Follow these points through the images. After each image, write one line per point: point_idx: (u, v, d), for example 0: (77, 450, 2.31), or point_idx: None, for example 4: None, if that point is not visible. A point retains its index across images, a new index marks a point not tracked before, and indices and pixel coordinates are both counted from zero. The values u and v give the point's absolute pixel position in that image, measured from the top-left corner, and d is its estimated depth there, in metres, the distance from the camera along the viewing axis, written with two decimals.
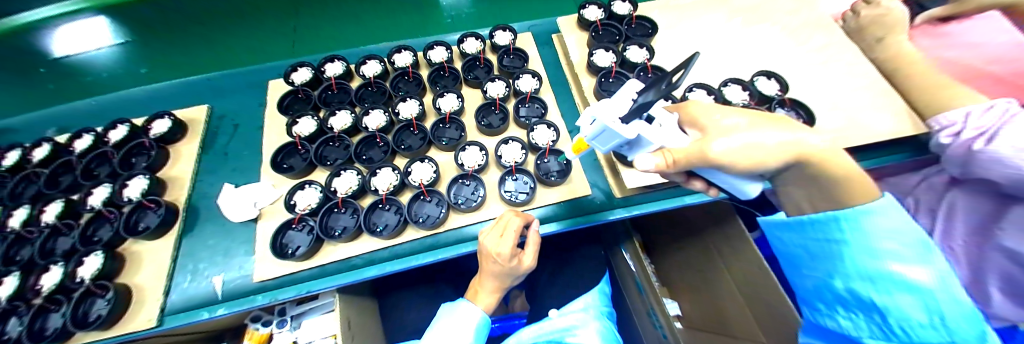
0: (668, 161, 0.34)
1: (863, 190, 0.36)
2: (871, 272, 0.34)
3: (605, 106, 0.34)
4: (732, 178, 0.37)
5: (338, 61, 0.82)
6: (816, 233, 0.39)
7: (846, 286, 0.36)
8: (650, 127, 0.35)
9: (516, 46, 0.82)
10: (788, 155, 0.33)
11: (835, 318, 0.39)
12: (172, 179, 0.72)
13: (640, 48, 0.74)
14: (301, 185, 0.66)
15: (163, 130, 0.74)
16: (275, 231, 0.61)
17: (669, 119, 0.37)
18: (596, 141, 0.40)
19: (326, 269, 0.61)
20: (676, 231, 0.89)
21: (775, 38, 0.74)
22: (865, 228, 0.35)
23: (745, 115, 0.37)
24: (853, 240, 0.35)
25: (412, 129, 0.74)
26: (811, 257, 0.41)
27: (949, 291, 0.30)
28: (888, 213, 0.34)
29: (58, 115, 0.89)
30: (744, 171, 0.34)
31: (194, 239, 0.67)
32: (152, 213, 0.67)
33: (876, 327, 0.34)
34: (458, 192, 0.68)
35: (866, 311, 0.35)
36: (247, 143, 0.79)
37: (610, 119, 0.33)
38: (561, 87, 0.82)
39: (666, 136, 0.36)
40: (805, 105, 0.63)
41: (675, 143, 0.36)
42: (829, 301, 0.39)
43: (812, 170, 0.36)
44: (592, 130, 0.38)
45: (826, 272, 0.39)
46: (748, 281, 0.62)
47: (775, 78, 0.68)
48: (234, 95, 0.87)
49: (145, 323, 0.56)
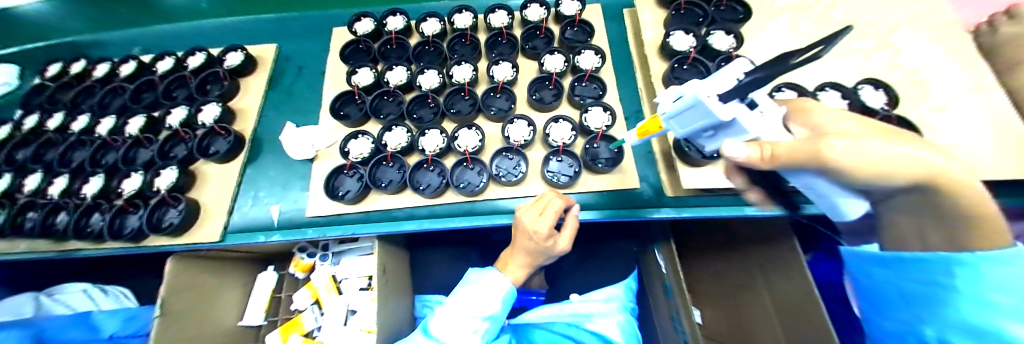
0: (764, 154, 0.29)
1: (990, 230, 0.30)
2: (971, 325, 0.29)
3: (700, 84, 0.31)
4: (827, 185, 0.33)
5: (399, 15, 0.81)
6: (917, 274, 0.34)
7: (938, 336, 0.31)
8: (749, 112, 0.30)
9: (582, 18, 0.77)
10: (913, 174, 0.29)
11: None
12: (240, 110, 0.77)
13: (726, 35, 0.66)
14: (354, 134, 0.67)
15: (236, 63, 0.79)
16: (329, 174, 0.64)
17: (774, 110, 0.32)
18: (674, 122, 0.37)
19: (369, 216, 0.64)
20: (719, 238, 0.83)
21: (896, 41, 0.63)
22: (982, 275, 0.29)
23: (870, 126, 0.32)
24: (959, 285, 0.30)
25: (463, 94, 0.73)
26: (900, 299, 0.36)
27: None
28: (1022, 264, 0.28)
29: (147, 37, 0.97)
30: (862, 182, 0.30)
31: (256, 169, 0.73)
32: (220, 140, 0.73)
33: None
34: (501, 164, 0.67)
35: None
36: (309, 85, 0.83)
37: (705, 94, 0.30)
38: (624, 70, 0.76)
39: (764, 127, 0.31)
40: (913, 125, 0.54)
41: (774, 137, 0.32)
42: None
43: (932, 197, 0.31)
44: (677, 107, 0.34)
45: (916, 318, 0.34)
46: (791, 305, 0.58)
47: (884, 89, 0.59)
48: (299, 38, 0.90)
49: (210, 237, 0.64)
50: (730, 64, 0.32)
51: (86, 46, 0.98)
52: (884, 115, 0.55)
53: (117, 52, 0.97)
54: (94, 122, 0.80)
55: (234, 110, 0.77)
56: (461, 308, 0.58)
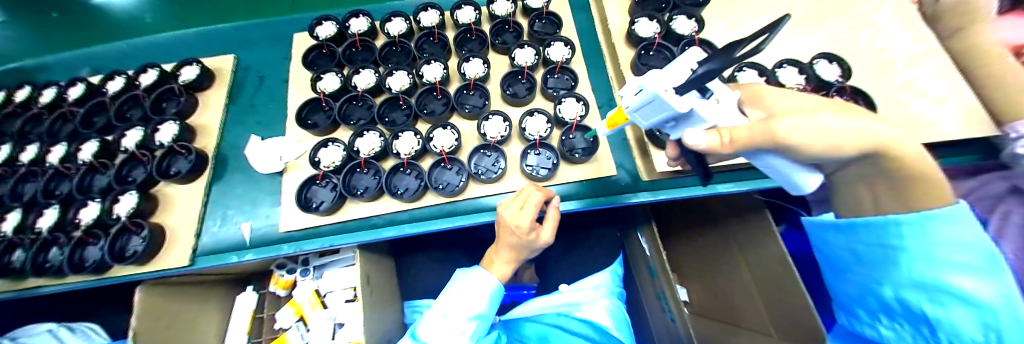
0: (725, 140, 0.31)
1: (931, 191, 0.33)
2: (925, 283, 0.32)
3: (655, 76, 0.34)
4: (784, 163, 0.34)
5: (363, 16, 0.78)
6: (869, 238, 0.37)
7: (895, 295, 0.35)
8: (704, 101, 0.33)
9: (550, 10, 0.76)
10: (863, 143, 0.30)
11: (877, 326, 0.39)
12: (200, 127, 0.73)
13: (688, 19, 0.68)
14: (324, 143, 0.65)
15: (191, 77, 0.74)
16: (300, 186, 0.62)
17: (728, 96, 0.35)
18: (639, 114, 0.39)
19: (347, 226, 0.62)
20: (696, 219, 0.87)
21: (855, 15, 0.66)
22: (928, 237, 0.32)
23: (817, 99, 0.34)
24: (911, 248, 0.33)
25: (435, 93, 0.72)
26: (858, 261, 0.40)
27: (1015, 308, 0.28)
28: (959, 222, 0.31)
29: (91, 57, 0.91)
30: (812, 157, 0.32)
31: (223, 187, 0.70)
32: (181, 158, 0.69)
33: (920, 336, 0.34)
34: (479, 162, 0.67)
35: (914, 322, 0.34)
36: (273, 95, 0.79)
37: (662, 88, 0.32)
38: (594, 58, 0.77)
39: (721, 114, 0.34)
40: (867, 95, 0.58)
41: (729, 123, 0.34)
42: (872, 308, 0.39)
43: (878, 164, 0.33)
44: (637, 100, 0.37)
45: (875, 278, 0.38)
46: (767, 275, 0.60)
47: (837, 62, 0.62)
48: (259, 46, 0.86)
49: (179, 262, 0.60)
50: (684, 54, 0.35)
51: (32, 71, 0.91)
52: (838, 87, 0.58)
53: (59, 75, 0.90)
54: (45, 150, 0.74)
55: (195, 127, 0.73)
56: (449, 310, 0.57)
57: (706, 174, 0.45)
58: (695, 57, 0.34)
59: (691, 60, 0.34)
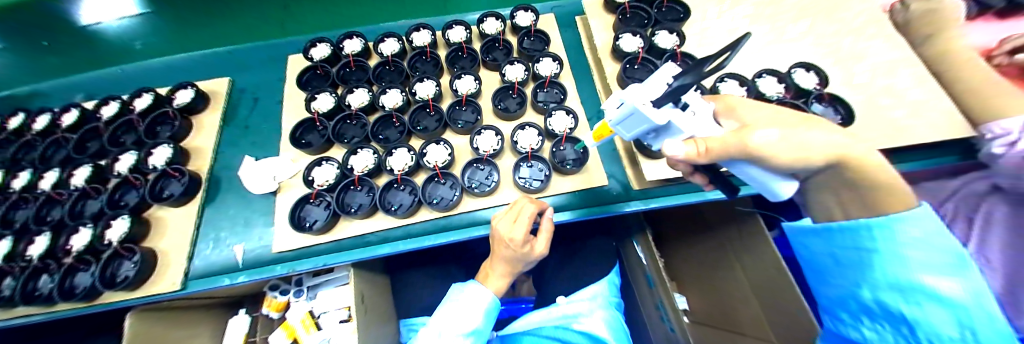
0: (701, 150, 0.33)
1: (895, 197, 0.35)
2: (901, 282, 0.31)
3: (635, 91, 0.35)
4: (761, 173, 0.35)
5: (356, 38, 0.80)
6: (845, 240, 0.37)
7: (873, 297, 0.34)
8: (682, 114, 0.35)
9: (537, 28, 0.79)
10: (829, 154, 0.33)
11: (859, 328, 0.36)
12: (194, 150, 0.74)
13: (670, 33, 0.71)
14: (318, 161, 0.66)
15: (187, 99, 0.76)
16: (293, 205, 0.62)
17: (704, 108, 0.37)
18: (621, 127, 0.40)
19: (341, 244, 0.62)
20: (691, 227, 0.87)
21: (834, 23, 0.70)
22: (897, 238, 0.32)
23: (786, 112, 0.36)
24: (885, 249, 0.33)
25: (428, 110, 0.73)
26: (835, 264, 0.39)
27: (984, 306, 0.28)
28: (921, 222, 0.32)
29: (87, 82, 0.92)
30: (786, 167, 0.33)
31: (216, 209, 0.69)
32: (175, 181, 0.69)
33: (899, 338, 0.32)
34: (472, 176, 0.68)
35: (893, 323, 0.32)
36: (269, 116, 0.80)
37: (641, 102, 0.34)
38: (582, 73, 0.79)
39: (698, 125, 0.35)
40: (845, 101, 0.60)
41: (707, 132, 0.35)
42: (853, 311, 0.37)
43: (848, 174, 0.35)
44: (619, 113, 0.38)
45: (853, 281, 0.36)
46: (762, 283, 0.61)
47: (814, 71, 0.64)
48: (255, 69, 0.88)
49: (170, 286, 0.59)
50: (660, 69, 0.36)
51: (25, 98, 0.91)
52: (815, 94, 0.60)
53: (55, 103, 0.91)
54: (37, 176, 0.73)
55: (189, 150, 0.73)
56: (444, 327, 0.56)
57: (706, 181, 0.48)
58: (671, 72, 0.36)
59: (667, 74, 0.36)
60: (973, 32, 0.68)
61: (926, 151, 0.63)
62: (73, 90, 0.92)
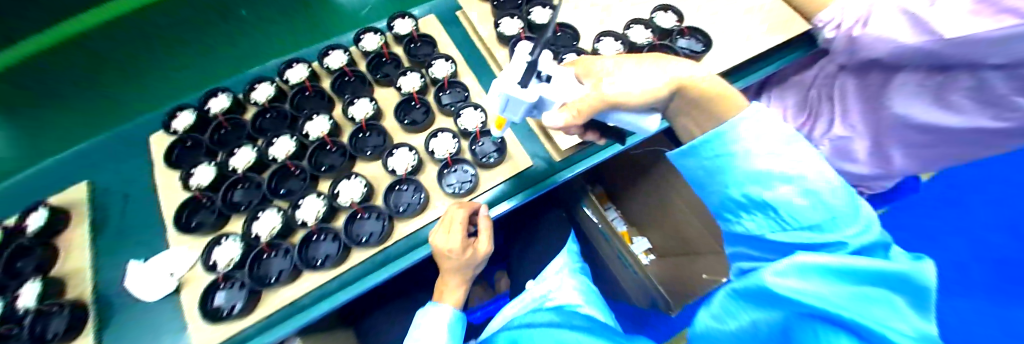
0: (575, 112, 0.35)
1: (727, 104, 0.34)
2: (757, 170, 0.30)
3: (503, 75, 0.33)
4: (628, 115, 0.37)
5: (223, 93, 0.69)
6: (705, 150, 0.35)
7: (738, 192, 0.31)
8: (550, 86, 0.35)
9: (420, 33, 0.76)
10: (670, 84, 0.35)
11: (740, 223, 0.33)
12: (67, 275, 0.61)
13: (544, 8, 0.72)
14: (216, 241, 0.58)
15: (38, 222, 0.62)
16: (201, 296, 0.55)
17: (566, 73, 0.38)
18: (507, 111, 0.39)
19: (273, 318, 0.56)
20: (628, 174, 0.85)
21: None
22: None
23: (631, 63, 0.39)
24: None
25: (328, 147, 0.66)
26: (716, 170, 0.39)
27: (819, 171, 0.28)
28: (755, 117, 0.32)
29: None
30: (641, 103, 0.36)
31: (113, 333, 0.58)
32: (57, 317, 0.56)
33: (769, 218, 0.29)
34: (398, 199, 0.64)
35: (761, 209, 0.30)
36: (143, 209, 0.68)
37: (509, 86, 0.32)
38: (479, 62, 0.76)
39: (566, 91, 0.36)
40: (701, 29, 0.63)
41: (574, 95, 0.37)
42: (730, 209, 0.33)
43: (687, 98, 0.36)
44: (499, 102, 0.37)
45: (721, 184, 0.33)
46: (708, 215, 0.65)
47: (672, 11, 0.67)
48: (105, 168, 0.72)
49: None
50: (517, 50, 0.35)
51: None
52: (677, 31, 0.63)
53: None
54: None
55: (61, 275, 0.61)
56: None
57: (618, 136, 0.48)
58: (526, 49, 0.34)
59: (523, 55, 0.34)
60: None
61: (792, 48, 0.68)
62: None
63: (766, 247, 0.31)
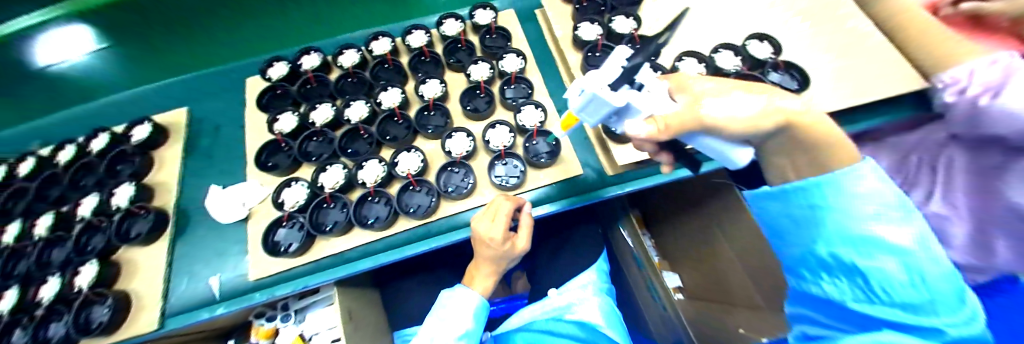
0: (662, 127, 0.34)
1: (843, 152, 0.35)
2: (855, 235, 0.31)
3: (593, 76, 0.33)
4: (717, 142, 0.37)
5: (314, 53, 0.79)
6: (798, 200, 0.36)
7: (828, 252, 0.33)
8: (639, 94, 0.34)
9: (498, 25, 0.79)
10: (775, 120, 0.34)
11: (819, 284, 0.35)
12: (159, 184, 0.71)
13: (627, 18, 0.72)
14: (286, 183, 0.65)
15: (143, 135, 0.73)
16: (265, 230, 0.61)
17: (659, 86, 0.37)
18: (584, 113, 0.39)
19: (320, 265, 0.61)
20: (676, 204, 0.85)
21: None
22: (843, 188, 0.33)
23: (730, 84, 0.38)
24: (834, 204, 0.33)
25: (396, 119, 0.71)
26: (794, 224, 0.38)
27: (927, 249, 0.29)
28: (866, 176, 0.32)
29: (54, 130, 0.88)
30: (739, 135, 0.35)
31: (187, 243, 0.67)
32: (142, 219, 0.66)
33: (859, 289, 0.32)
34: (448, 180, 0.66)
35: (849, 274, 0.32)
36: (231, 142, 0.78)
37: (599, 87, 0.32)
38: (546, 63, 0.79)
39: (655, 103, 0.35)
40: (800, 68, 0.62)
41: (663, 109, 0.36)
42: (813, 267, 0.36)
43: (795, 139, 0.36)
44: (581, 101, 0.37)
45: (809, 239, 0.36)
46: (754, 262, 0.61)
47: (768, 41, 0.66)
48: (211, 98, 0.86)
49: (148, 326, 0.58)
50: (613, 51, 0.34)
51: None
52: (771, 62, 0.63)
53: (17, 148, 0.88)
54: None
55: (152, 184, 0.71)
56: (436, 333, 0.56)
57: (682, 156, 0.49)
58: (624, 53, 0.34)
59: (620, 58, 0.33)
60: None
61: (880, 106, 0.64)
62: (37, 134, 0.88)
63: (843, 310, 0.34)
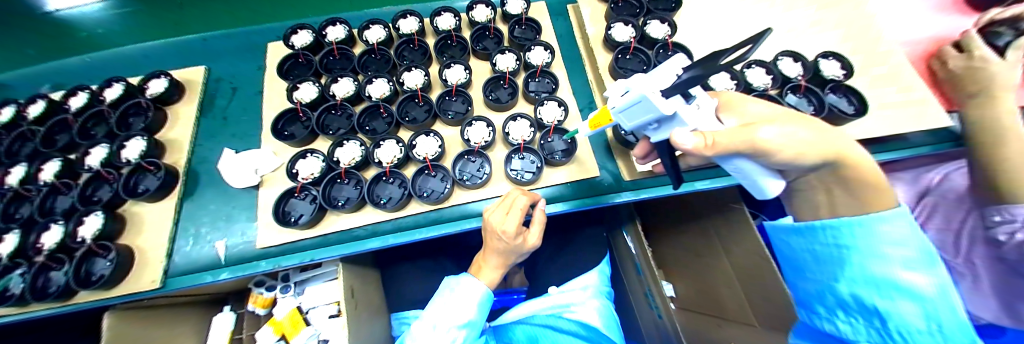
0: (708, 142, 0.30)
1: (877, 196, 0.37)
2: (878, 278, 0.35)
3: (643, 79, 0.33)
4: (753, 165, 0.35)
5: (340, 24, 0.78)
6: (824, 238, 0.39)
7: (850, 292, 0.37)
8: (688, 106, 0.34)
9: (528, 16, 0.78)
10: (822, 154, 0.33)
11: (833, 321, 0.40)
12: (171, 141, 0.70)
13: (661, 23, 0.72)
14: (302, 154, 0.64)
15: (159, 90, 0.72)
16: (277, 199, 0.60)
17: (709, 104, 0.36)
18: (623, 115, 0.38)
19: (328, 238, 0.61)
20: (678, 215, 0.85)
21: (830, 18, 0.70)
22: (875, 235, 0.35)
23: (785, 111, 0.37)
24: (862, 247, 0.36)
25: (417, 100, 0.70)
26: (816, 261, 0.41)
27: (946, 297, 0.32)
28: (895, 223, 0.35)
29: (53, 73, 0.84)
30: (779, 163, 0.33)
31: (195, 204, 0.67)
32: (151, 176, 0.65)
33: (874, 331, 0.36)
34: (464, 168, 0.65)
35: (867, 316, 0.36)
36: (247, 107, 0.78)
37: (649, 91, 0.31)
38: (573, 61, 0.79)
39: (699, 118, 0.34)
40: (859, 91, 0.61)
41: (708, 127, 0.35)
42: (829, 304, 0.40)
43: (838, 172, 0.36)
44: (624, 101, 0.35)
45: (830, 276, 0.39)
46: (745, 274, 0.59)
47: (801, 61, 0.66)
48: (229, 59, 0.85)
49: (149, 284, 0.56)
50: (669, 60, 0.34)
51: None
52: (835, 83, 0.62)
53: (21, 94, 0.83)
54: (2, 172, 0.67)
55: (163, 142, 0.70)
56: (438, 320, 0.55)
57: (677, 176, 0.44)
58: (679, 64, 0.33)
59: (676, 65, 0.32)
60: (893, 25, 0.73)
61: (907, 140, 0.64)
62: (38, 79, 0.84)
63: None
